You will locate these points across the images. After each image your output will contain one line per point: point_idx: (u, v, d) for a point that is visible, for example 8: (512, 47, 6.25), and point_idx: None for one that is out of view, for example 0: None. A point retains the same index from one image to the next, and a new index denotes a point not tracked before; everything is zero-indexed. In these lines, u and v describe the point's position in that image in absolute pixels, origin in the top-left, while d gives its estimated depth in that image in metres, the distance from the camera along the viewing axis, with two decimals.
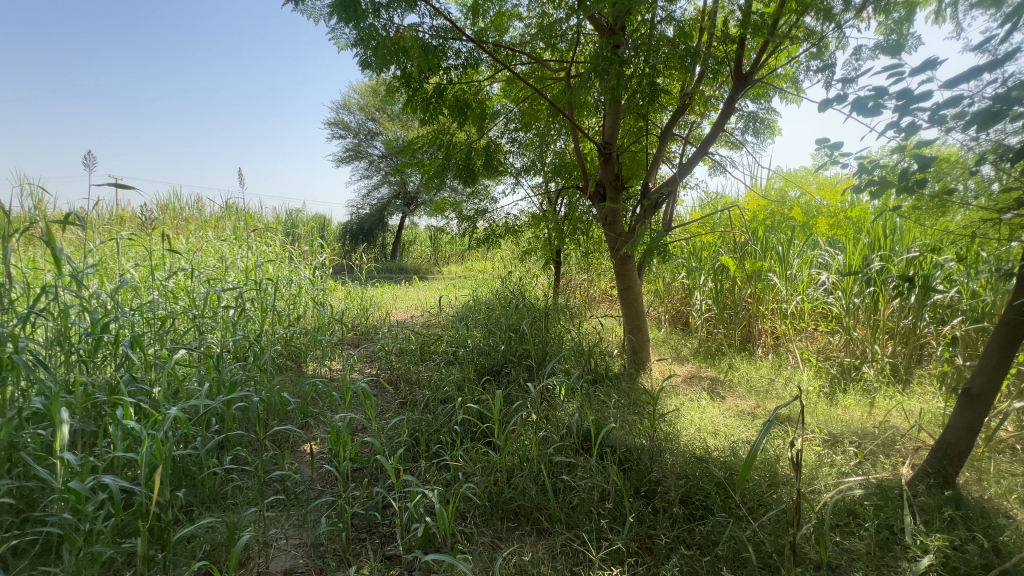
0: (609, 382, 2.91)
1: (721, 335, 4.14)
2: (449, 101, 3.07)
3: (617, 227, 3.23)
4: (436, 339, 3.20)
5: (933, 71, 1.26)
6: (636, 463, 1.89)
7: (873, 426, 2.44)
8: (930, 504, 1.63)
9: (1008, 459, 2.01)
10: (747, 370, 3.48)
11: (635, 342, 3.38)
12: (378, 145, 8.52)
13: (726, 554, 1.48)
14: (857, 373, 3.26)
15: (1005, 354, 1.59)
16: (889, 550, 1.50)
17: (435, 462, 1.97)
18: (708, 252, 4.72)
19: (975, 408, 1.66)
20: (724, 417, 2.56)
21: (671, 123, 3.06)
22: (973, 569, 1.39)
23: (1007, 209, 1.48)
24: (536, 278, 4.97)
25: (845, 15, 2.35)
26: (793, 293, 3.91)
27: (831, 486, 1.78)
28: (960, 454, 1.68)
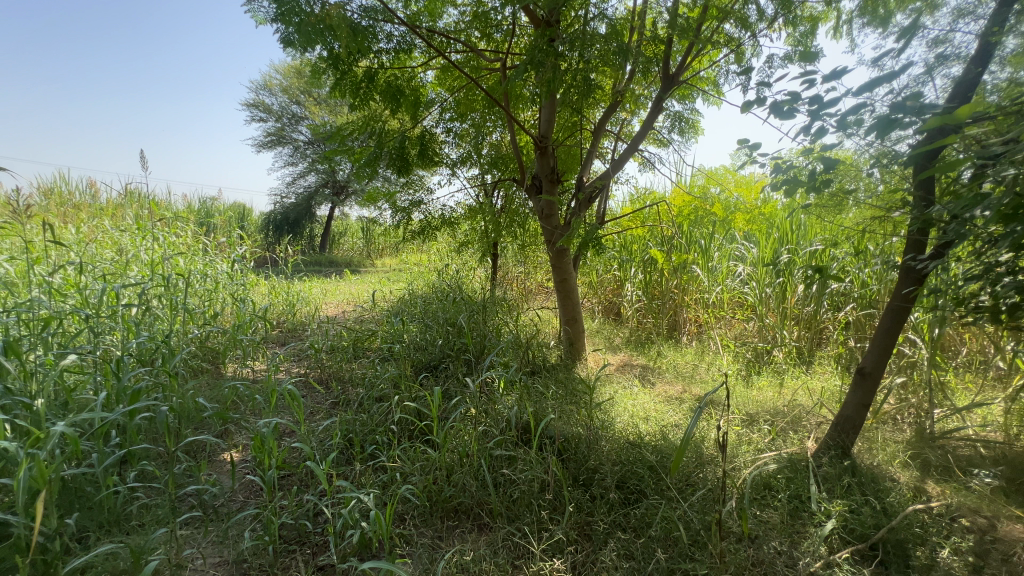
0: (546, 373, 2.96)
1: (651, 324, 4.36)
2: (380, 86, 2.94)
3: (553, 220, 3.27)
4: (369, 335, 3.08)
5: (840, 80, 1.36)
6: (574, 452, 1.93)
7: (782, 405, 2.68)
8: (831, 474, 1.81)
9: (891, 428, 2.29)
10: (674, 357, 3.69)
11: (571, 333, 3.46)
12: (304, 130, 8.02)
13: (659, 535, 1.55)
14: (768, 356, 3.56)
15: (891, 336, 1.79)
16: (799, 518, 1.65)
17: (371, 464, 1.89)
18: (638, 245, 4.93)
19: (868, 386, 1.86)
20: (654, 402, 2.70)
21: (603, 120, 3.14)
22: (867, 529, 1.56)
23: (894, 208, 1.66)
24: (473, 271, 4.93)
25: (759, 25, 2.53)
26: (714, 283, 4.19)
27: (749, 462, 1.92)
28: (856, 427, 1.88)
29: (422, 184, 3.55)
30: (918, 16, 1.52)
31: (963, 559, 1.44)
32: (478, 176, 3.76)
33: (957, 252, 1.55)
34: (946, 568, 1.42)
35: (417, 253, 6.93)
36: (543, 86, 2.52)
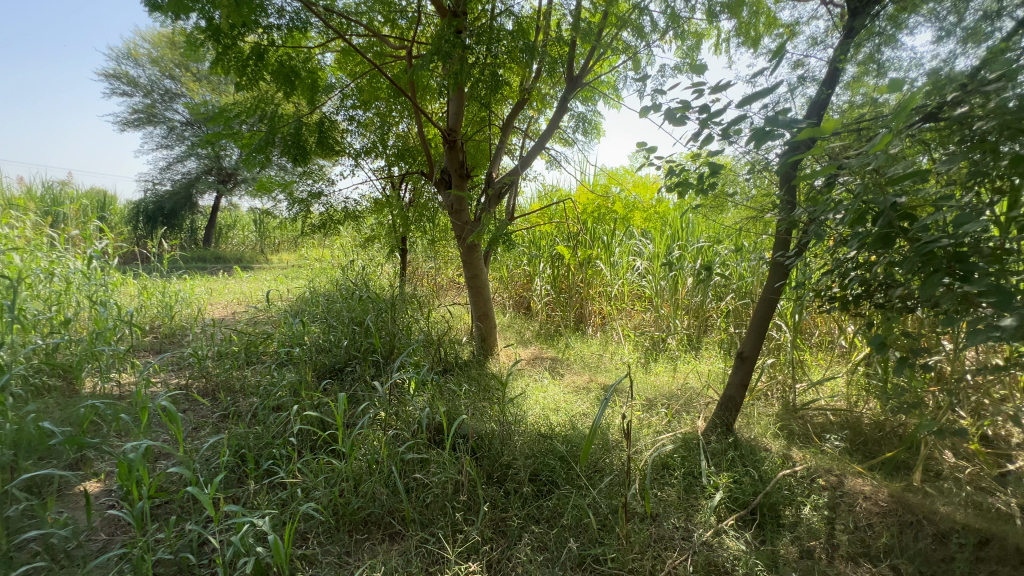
0: (459, 370, 2.93)
1: (559, 317, 4.53)
2: (272, 66, 2.67)
3: (463, 215, 3.24)
4: (264, 338, 2.81)
5: (725, 92, 1.48)
6: (488, 449, 1.93)
7: (676, 388, 2.93)
8: (718, 449, 2.00)
9: (763, 404, 2.60)
10: (581, 348, 3.87)
11: (483, 329, 3.47)
12: (180, 109, 7.09)
13: (571, 524, 1.60)
14: (663, 344, 3.87)
15: (764, 324, 2.02)
16: (693, 492, 1.80)
17: (267, 482, 1.73)
18: (546, 240, 5.08)
19: (746, 368, 2.09)
20: (563, 393, 2.80)
21: (511, 117, 3.16)
22: (748, 496, 1.75)
23: (766, 210, 1.87)
24: (381, 267, 4.73)
25: (652, 36, 2.71)
26: (615, 277, 4.46)
27: (649, 444, 2.07)
28: (737, 405, 2.10)
29: (322, 174, 3.31)
30: (784, 40, 1.71)
31: (820, 513, 1.67)
32: (384, 168, 3.60)
33: (813, 250, 1.78)
34: (808, 523, 1.64)
35: (319, 248, 6.49)
36: (450, 79, 2.48)
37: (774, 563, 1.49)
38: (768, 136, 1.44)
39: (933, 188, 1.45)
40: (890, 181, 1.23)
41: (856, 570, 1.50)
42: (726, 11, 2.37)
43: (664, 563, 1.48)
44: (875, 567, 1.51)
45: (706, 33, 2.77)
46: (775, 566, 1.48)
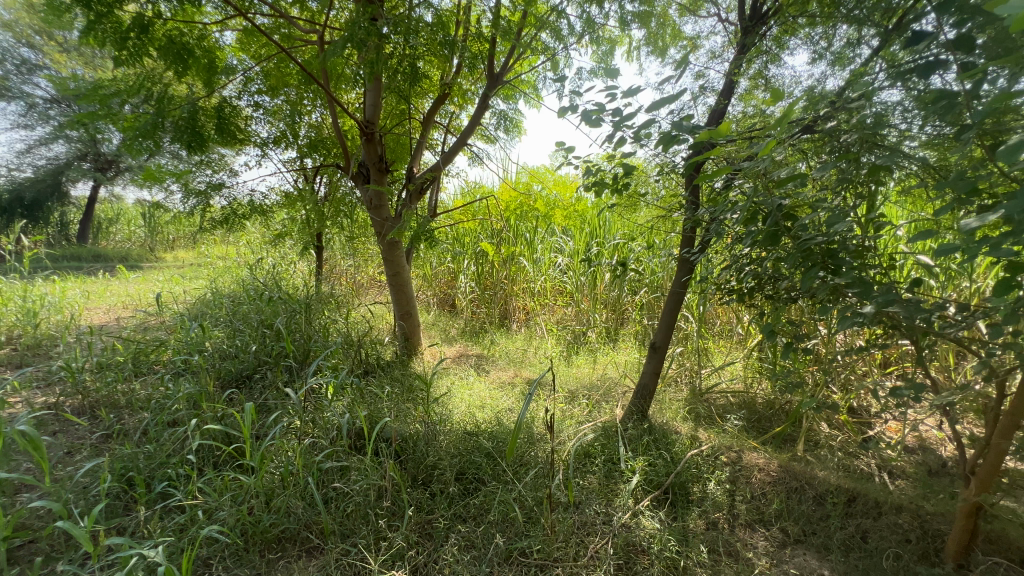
0: (380, 372, 2.83)
1: (483, 314, 4.55)
2: (158, 41, 2.38)
3: (383, 211, 3.14)
4: (155, 345, 2.51)
5: (635, 97, 1.56)
6: (412, 451, 1.88)
7: (596, 379, 3.07)
8: (635, 434, 2.12)
9: (674, 389, 2.81)
10: (506, 344, 3.91)
11: (406, 327, 3.38)
12: (42, 83, 6.08)
13: (498, 519, 1.61)
14: (584, 337, 4.03)
15: (673, 315, 2.17)
16: (612, 477, 1.90)
17: (162, 507, 1.55)
18: (470, 237, 5.07)
19: (658, 357, 2.24)
20: (489, 390, 2.81)
21: (432, 111, 3.10)
22: (661, 476, 1.88)
23: (674, 209, 2.01)
24: (294, 265, 4.44)
25: (570, 39, 2.80)
26: (538, 274, 4.57)
27: (572, 435, 2.14)
28: (651, 393, 2.24)
29: (223, 164, 3.02)
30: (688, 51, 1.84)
31: (723, 487, 1.83)
32: (296, 160, 3.37)
33: (715, 246, 1.94)
34: (713, 497, 1.79)
35: (222, 245, 5.94)
36: (365, 68, 2.38)
37: (685, 537, 1.61)
38: (674, 140, 1.54)
39: (810, 192, 1.63)
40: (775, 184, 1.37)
41: (753, 535, 1.67)
42: (636, 20, 2.49)
43: (587, 547, 1.54)
44: (768, 530, 1.68)
45: (619, 40, 2.90)
46: (685, 540, 1.59)
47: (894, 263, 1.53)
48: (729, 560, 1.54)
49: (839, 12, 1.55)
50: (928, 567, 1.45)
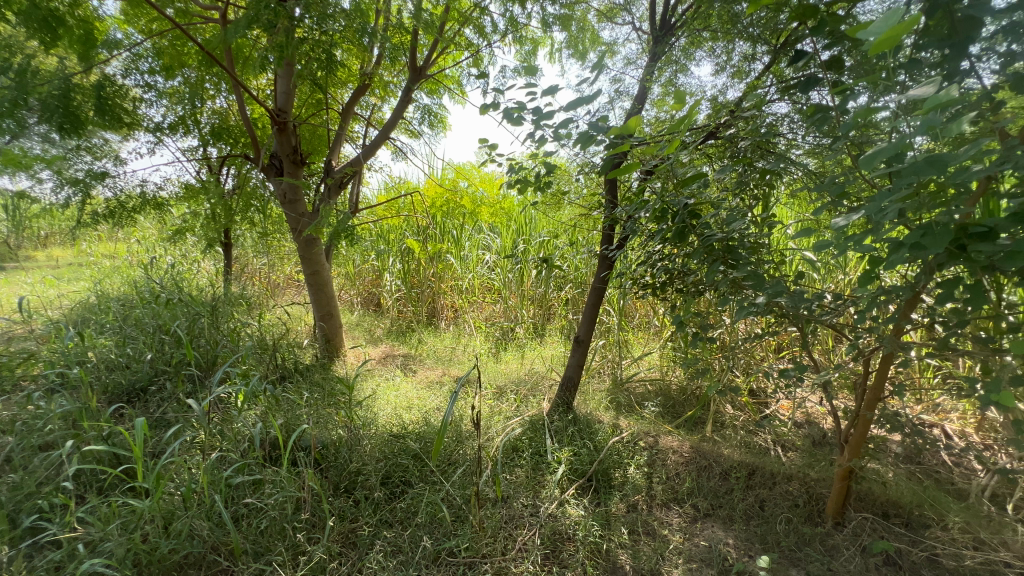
0: (298, 377, 2.67)
1: (410, 313, 4.47)
2: (18, 5, 2.05)
3: (298, 206, 2.96)
4: (22, 358, 2.18)
5: (554, 96, 1.59)
6: (334, 459, 1.80)
7: (524, 374, 3.13)
8: (560, 426, 2.19)
9: (598, 380, 2.93)
10: (434, 343, 3.87)
11: (326, 329, 3.22)
12: None
13: (425, 521, 1.58)
14: (512, 333, 4.08)
15: (595, 309, 2.26)
16: (539, 469, 1.94)
17: (31, 544, 1.34)
18: (395, 234, 4.94)
19: (582, 350, 2.33)
20: (416, 390, 2.76)
21: (352, 102, 2.97)
22: (585, 465, 1.95)
23: (594, 208, 2.10)
24: (198, 265, 4.05)
25: (493, 36, 2.81)
26: (466, 271, 4.55)
27: (500, 431, 2.16)
28: (575, 384, 2.32)
29: (107, 150, 2.62)
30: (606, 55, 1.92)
31: (641, 471, 1.94)
32: (197, 149, 3.06)
33: (632, 243, 2.05)
34: (632, 481, 1.88)
35: (109, 242, 5.27)
36: (273, 53, 2.22)
37: (607, 521, 1.68)
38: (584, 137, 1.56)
39: (713, 193, 1.77)
40: (682, 184, 1.47)
41: (668, 513, 1.78)
42: (558, 23, 2.55)
43: (515, 540, 1.56)
44: (681, 507, 1.81)
45: (541, 40, 2.96)
46: (607, 524, 1.67)
47: (784, 259, 1.70)
48: (647, 538, 1.63)
49: (735, 29, 1.69)
50: (813, 527, 1.63)
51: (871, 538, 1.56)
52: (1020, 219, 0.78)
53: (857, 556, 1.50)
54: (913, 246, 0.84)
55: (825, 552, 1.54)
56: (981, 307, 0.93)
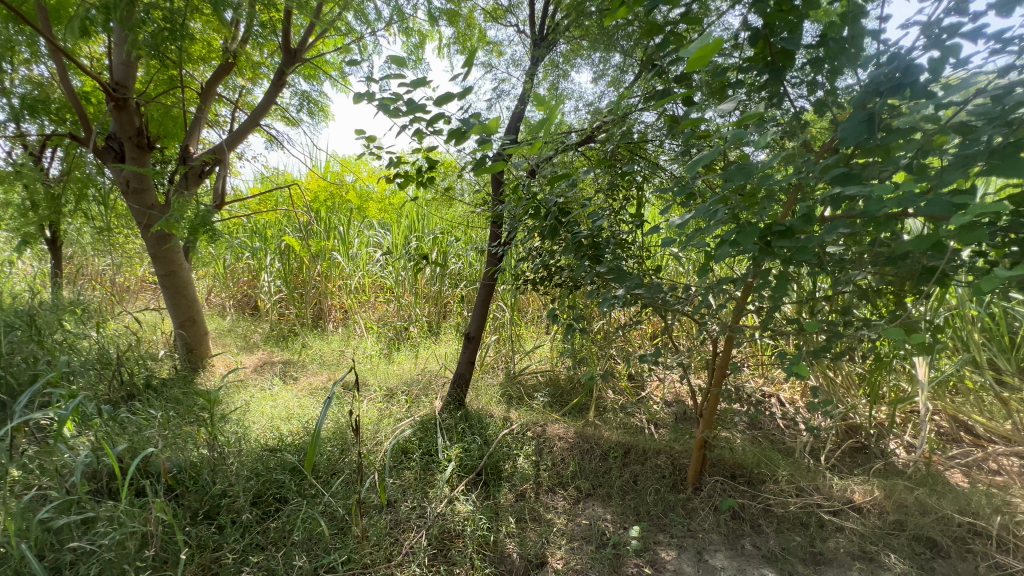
0: (150, 395, 2.31)
1: (293, 315, 4.16)
2: None
3: (147, 197, 2.57)
4: None
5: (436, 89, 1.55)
6: (192, 483, 1.59)
7: (417, 374, 3.07)
8: (451, 423, 2.18)
9: (491, 375, 2.98)
10: (319, 347, 3.63)
11: (187, 337, 2.84)
12: None
13: (302, 539, 1.46)
14: (406, 332, 3.97)
15: (484, 306, 2.29)
16: (429, 469, 1.91)
17: None
18: (273, 230, 4.53)
19: (472, 346, 2.35)
20: (297, 398, 2.57)
21: (213, 82, 2.65)
22: (475, 460, 1.97)
23: (480, 205, 2.12)
24: (12, 266, 3.33)
25: (377, 24, 2.70)
26: (355, 270, 4.33)
27: (389, 434, 2.10)
28: (466, 381, 2.34)
29: None
30: None
31: (529, 460, 2.01)
32: (5, 124, 2.50)
33: (516, 240, 2.11)
34: (521, 470, 1.94)
35: None
36: (102, 14, 1.88)
37: (496, 513, 1.72)
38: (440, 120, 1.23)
39: (589, 193, 1.89)
40: (554, 183, 1.55)
41: (553, 497, 1.87)
42: (445, 18, 2.53)
43: (401, 545, 1.51)
44: (566, 490, 1.90)
45: (429, 34, 2.92)
46: (495, 515, 1.70)
47: (650, 255, 1.87)
48: (534, 524, 1.69)
49: (606, 42, 1.82)
50: (677, 494, 1.82)
51: (721, 497, 1.76)
52: (808, 220, 0.94)
53: (711, 515, 1.70)
54: (731, 243, 0.98)
55: (685, 515, 1.72)
56: (785, 294, 1.11)
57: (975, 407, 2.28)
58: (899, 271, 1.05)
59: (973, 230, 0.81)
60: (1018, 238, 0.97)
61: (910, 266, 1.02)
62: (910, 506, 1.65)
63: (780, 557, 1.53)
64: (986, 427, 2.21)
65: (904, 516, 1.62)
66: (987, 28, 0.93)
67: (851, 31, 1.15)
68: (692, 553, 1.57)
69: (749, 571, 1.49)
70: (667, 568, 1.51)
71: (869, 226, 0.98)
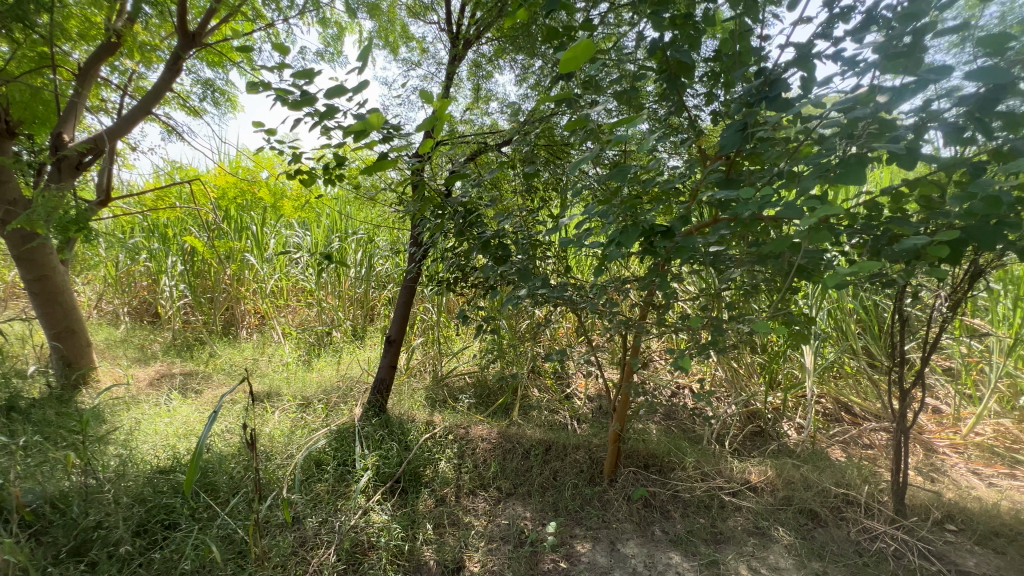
0: (14, 418, 2.01)
1: (199, 322, 3.83)
2: None
3: (7, 190, 2.23)
4: None
5: None
6: (60, 517, 1.40)
7: (338, 380, 2.93)
8: (370, 430, 2.10)
9: (417, 379, 2.92)
10: (229, 356, 3.36)
11: (65, 350, 2.51)
12: None
13: (191, 568, 1.33)
14: (328, 337, 3.75)
15: (405, 308, 2.23)
16: (344, 480, 1.83)
17: None
18: (174, 230, 4.14)
19: (394, 350, 2.27)
20: (200, 412, 2.36)
21: (93, 61, 2.35)
22: (393, 467, 1.90)
23: (397, 205, 2.07)
24: None
25: (290, 12, 2.54)
26: (271, 272, 4.05)
27: (302, 446, 1.98)
28: (388, 386, 2.25)
29: None
30: None
31: (451, 462, 1.98)
32: None
33: (434, 241, 2.06)
34: (442, 475, 1.91)
35: None
36: None
37: (412, 520, 1.67)
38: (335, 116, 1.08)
39: (508, 194, 1.89)
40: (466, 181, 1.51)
41: (474, 499, 1.85)
42: (364, 11, 2.44)
43: (309, 564, 1.43)
44: (487, 491, 1.89)
45: (349, 26, 2.80)
46: (412, 523, 1.66)
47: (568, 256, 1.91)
48: (452, 529, 1.67)
49: (523, 45, 1.84)
50: (593, 487, 1.87)
51: (634, 487, 1.84)
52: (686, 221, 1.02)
53: (624, 504, 1.77)
54: (619, 243, 1.03)
55: (601, 507, 1.78)
56: (672, 291, 1.19)
57: (853, 389, 2.57)
58: (772, 270, 1.15)
59: (822, 231, 0.90)
60: (867, 239, 1.09)
61: (780, 265, 1.12)
62: (796, 482, 1.82)
63: (685, 540, 1.62)
64: (861, 407, 2.50)
65: (792, 491, 1.78)
66: (844, 52, 1.04)
67: (739, 49, 1.24)
68: (605, 543, 1.62)
69: (657, 556, 1.57)
70: (581, 561, 1.55)
71: (743, 229, 1.06)
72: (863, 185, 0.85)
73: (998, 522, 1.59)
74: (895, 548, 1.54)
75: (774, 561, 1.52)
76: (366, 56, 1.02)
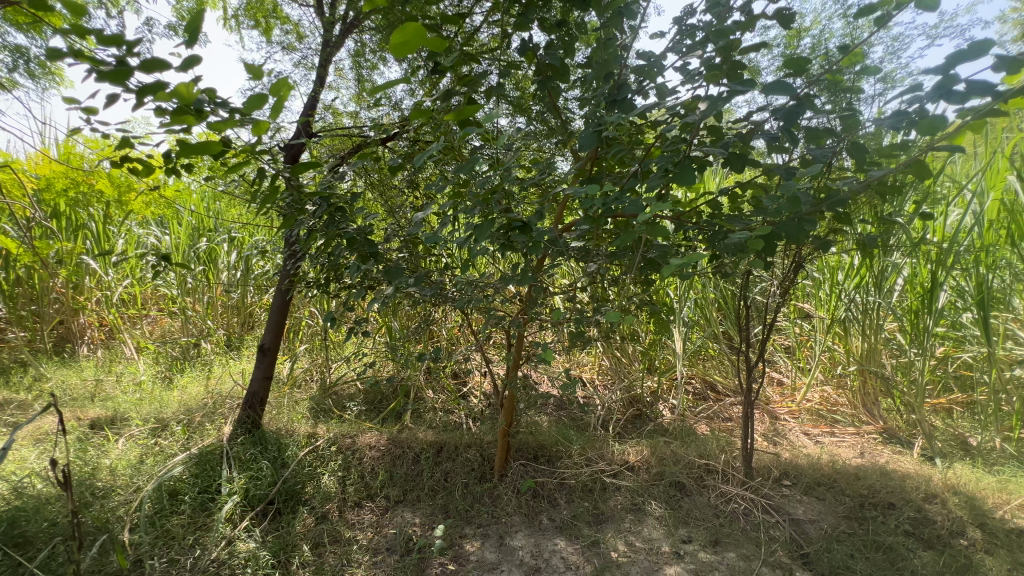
0: None
1: (18, 340, 3.16)
2: None
3: None
4: None
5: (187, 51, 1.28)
6: None
7: (205, 396, 2.60)
8: (239, 449, 1.88)
9: (301, 389, 2.70)
10: (60, 378, 2.82)
11: None
12: None
13: None
14: (196, 350, 3.27)
15: (281, 314, 2.03)
16: (204, 510, 1.63)
17: None
18: None
19: (269, 359, 2.07)
20: (12, 449, 1.94)
21: None
22: (265, 488, 1.73)
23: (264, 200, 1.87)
24: None
25: None
26: (118, 277, 3.48)
27: (152, 476, 1.73)
28: (263, 399, 2.04)
29: None
30: None
31: (335, 476, 1.85)
32: None
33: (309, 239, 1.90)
34: (324, 490, 1.78)
35: None
36: None
37: (286, 545, 1.54)
38: (156, 90, 0.89)
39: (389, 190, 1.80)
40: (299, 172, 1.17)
41: (360, 512, 1.75)
42: None
43: None
44: (374, 502, 1.80)
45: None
46: (286, 547, 1.53)
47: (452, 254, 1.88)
48: (333, 547, 1.57)
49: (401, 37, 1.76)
50: (483, 484, 1.87)
51: (523, 480, 1.87)
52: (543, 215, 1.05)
53: (513, 498, 1.80)
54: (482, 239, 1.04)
55: (491, 503, 1.79)
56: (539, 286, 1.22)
57: (717, 369, 2.88)
58: (633, 265, 1.23)
59: (657, 225, 0.98)
60: (709, 234, 1.21)
61: (638, 260, 1.20)
62: (667, 457, 1.99)
63: (569, 525, 1.69)
64: (723, 384, 2.83)
65: (663, 467, 1.94)
66: (687, 66, 1.14)
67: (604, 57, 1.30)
68: (494, 539, 1.63)
69: (543, 544, 1.61)
70: (470, 560, 1.55)
71: (602, 224, 1.12)
72: (692, 185, 0.93)
73: (820, 474, 1.88)
74: (745, 507, 1.75)
75: (647, 534, 1.65)
76: (195, 27, 0.87)
